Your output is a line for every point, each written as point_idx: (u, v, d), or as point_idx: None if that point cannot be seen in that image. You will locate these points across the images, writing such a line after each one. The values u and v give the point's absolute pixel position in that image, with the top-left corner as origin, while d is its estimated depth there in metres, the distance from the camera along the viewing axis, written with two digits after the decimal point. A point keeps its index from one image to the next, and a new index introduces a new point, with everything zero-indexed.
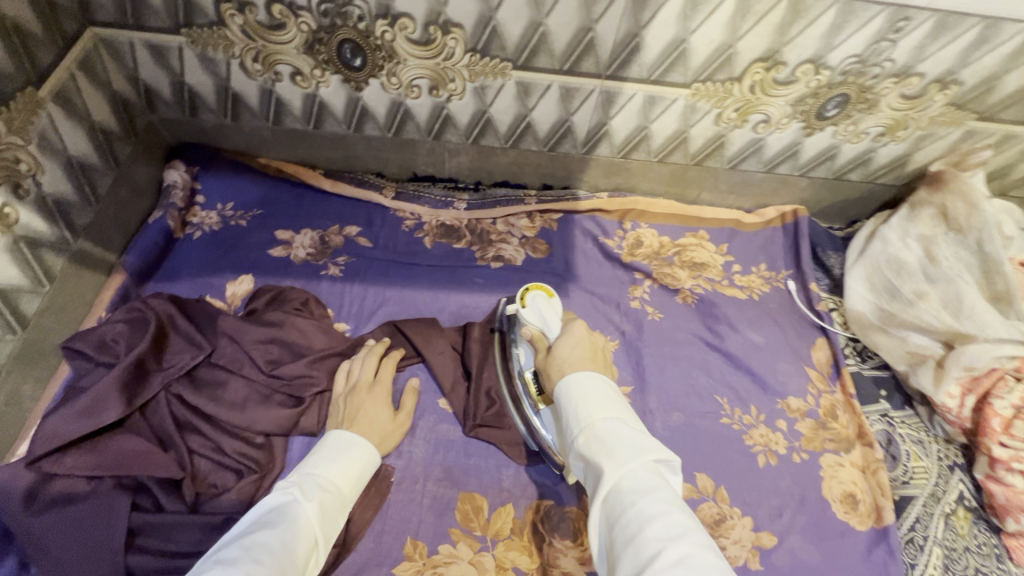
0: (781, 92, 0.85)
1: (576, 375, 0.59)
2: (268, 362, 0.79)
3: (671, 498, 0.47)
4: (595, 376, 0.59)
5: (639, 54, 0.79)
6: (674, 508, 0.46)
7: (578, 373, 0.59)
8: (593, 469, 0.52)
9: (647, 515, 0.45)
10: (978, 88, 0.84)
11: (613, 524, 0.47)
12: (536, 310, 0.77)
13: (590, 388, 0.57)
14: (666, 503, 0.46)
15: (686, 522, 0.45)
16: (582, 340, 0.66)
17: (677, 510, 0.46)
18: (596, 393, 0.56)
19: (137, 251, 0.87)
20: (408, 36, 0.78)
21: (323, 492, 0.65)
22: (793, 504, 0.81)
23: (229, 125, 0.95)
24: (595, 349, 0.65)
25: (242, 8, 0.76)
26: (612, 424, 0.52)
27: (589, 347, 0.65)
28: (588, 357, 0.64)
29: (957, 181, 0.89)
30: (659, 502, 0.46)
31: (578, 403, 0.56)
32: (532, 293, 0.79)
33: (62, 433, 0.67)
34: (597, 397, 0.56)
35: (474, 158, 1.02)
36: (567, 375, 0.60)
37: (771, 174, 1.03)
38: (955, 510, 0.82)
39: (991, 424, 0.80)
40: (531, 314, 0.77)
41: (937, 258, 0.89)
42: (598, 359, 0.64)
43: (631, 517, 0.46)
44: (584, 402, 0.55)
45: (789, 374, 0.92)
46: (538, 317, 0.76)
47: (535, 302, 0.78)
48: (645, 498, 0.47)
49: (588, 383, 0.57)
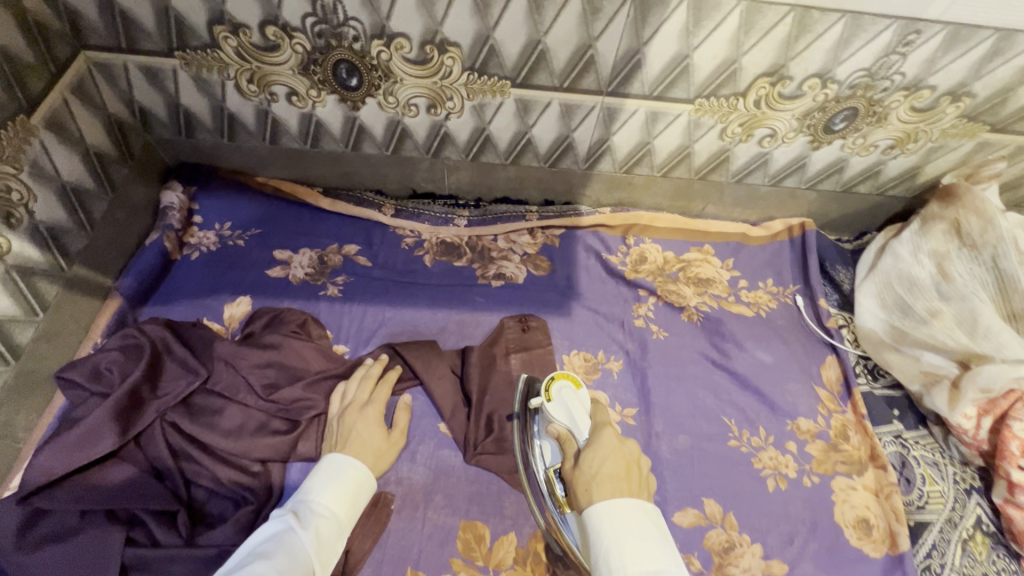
0: (787, 106, 0.83)
1: (606, 509, 0.57)
2: (265, 386, 0.78)
3: None
4: (631, 513, 0.57)
5: (641, 71, 0.77)
6: None
7: (610, 501, 0.58)
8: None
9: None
10: (991, 100, 0.81)
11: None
12: (564, 406, 0.72)
13: (625, 529, 0.55)
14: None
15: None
16: (613, 453, 0.64)
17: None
18: (631, 541, 0.54)
19: (133, 274, 0.86)
20: (404, 56, 0.77)
21: (318, 518, 0.65)
22: (804, 530, 0.79)
23: (226, 144, 0.94)
24: (626, 463, 0.63)
25: (235, 30, 0.75)
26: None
27: (621, 462, 0.63)
28: (621, 474, 0.61)
29: (970, 195, 0.87)
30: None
31: (612, 550, 0.54)
32: (558, 384, 0.75)
33: (56, 467, 0.66)
34: (632, 546, 0.54)
35: (474, 174, 1.00)
36: (598, 504, 0.58)
37: (777, 187, 1.00)
38: (972, 535, 0.79)
39: (1009, 447, 0.77)
40: (559, 411, 0.72)
41: (951, 275, 0.87)
42: (631, 476, 0.62)
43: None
44: (619, 552, 0.54)
45: (799, 394, 0.90)
46: (566, 415, 0.72)
47: (561, 394, 0.74)
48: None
49: (624, 526, 0.56)
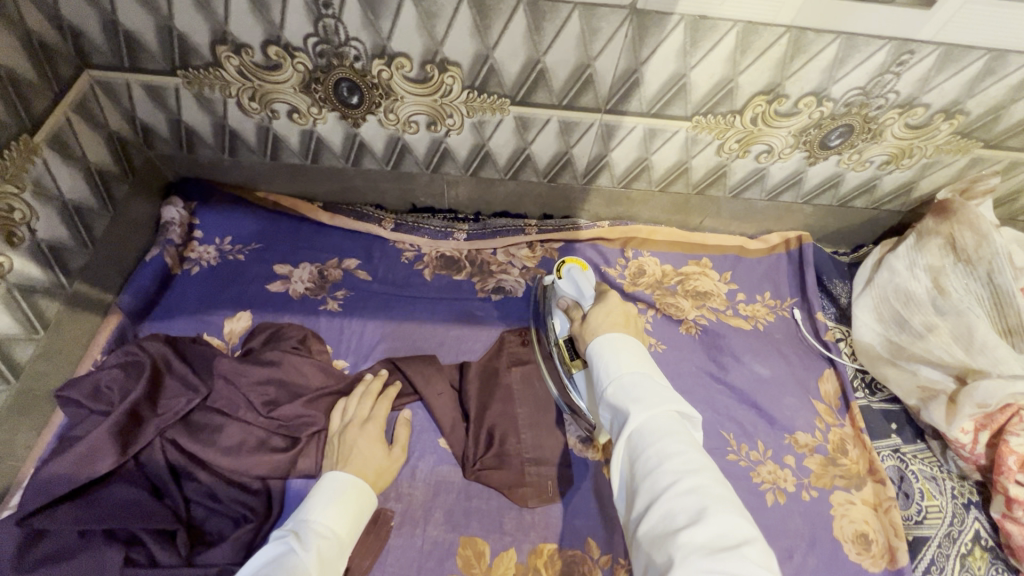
0: (783, 123, 0.84)
1: (608, 336, 0.64)
2: (265, 404, 0.78)
3: (691, 441, 0.51)
4: (625, 338, 0.64)
5: (639, 89, 0.78)
6: (692, 448, 0.50)
7: (610, 332, 0.65)
8: (618, 413, 0.56)
9: (665, 450, 0.50)
10: (985, 117, 0.82)
11: (634, 460, 0.52)
12: (572, 281, 0.84)
13: (622, 347, 0.61)
14: (683, 443, 0.50)
15: (701, 460, 0.49)
16: (615, 307, 0.72)
17: (694, 450, 0.50)
18: (626, 352, 0.61)
19: (133, 290, 0.87)
20: (405, 75, 0.78)
21: (320, 538, 0.64)
22: (803, 546, 0.79)
23: (227, 160, 0.95)
24: (627, 316, 0.71)
25: (237, 50, 0.75)
26: (639, 376, 0.57)
27: (622, 314, 0.70)
28: (621, 321, 0.69)
29: (965, 211, 0.87)
30: (678, 442, 0.50)
31: (609, 360, 0.61)
32: (568, 265, 0.86)
33: (54, 487, 0.66)
34: (626, 355, 0.60)
35: (473, 189, 1.01)
36: (600, 336, 0.66)
37: (774, 202, 1.01)
38: (971, 550, 0.79)
39: (1007, 462, 0.77)
40: (567, 286, 0.83)
41: (947, 290, 0.87)
42: (630, 325, 0.69)
43: (649, 453, 0.50)
44: (614, 359, 0.60)
45: (797, 409, 0.90)
46: (573, 287, 0.83)
47: (571, 274, 0.85)
48: (665, 437, 0.51)
49: (620, 344, 0.62)
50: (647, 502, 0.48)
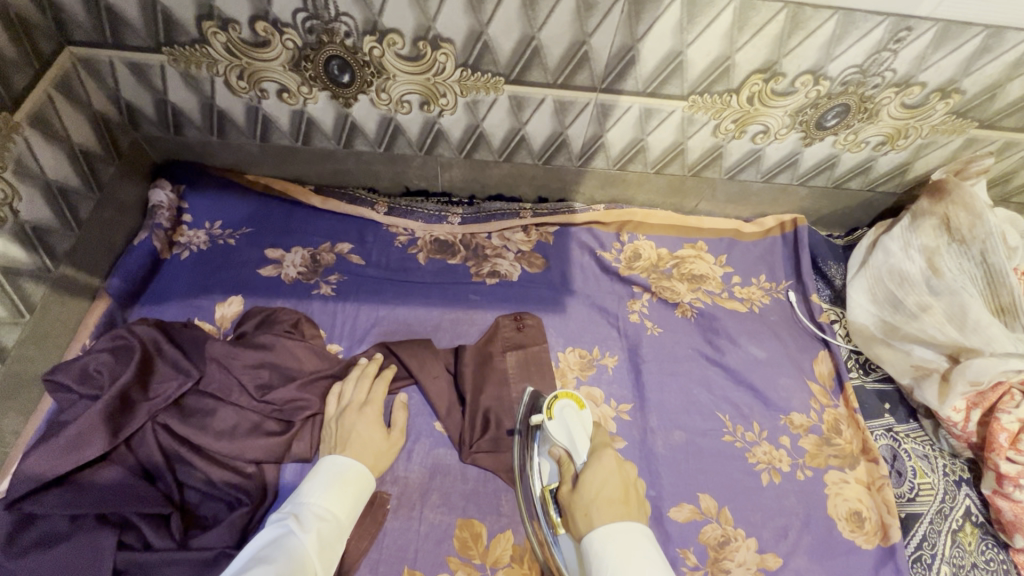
0: (779, 103, 0.83)
1: (611, 529, 0.56)
2: (258, 387, 0.77)
3: None
4: (629, 527, 0.56)
5: (634, 68, 0.77)
6: None
7: (615, 524, 0.56)
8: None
9: None
10: (981, 96, 0.82)
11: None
12: (564, 426, 0.71)
13: (632, 553, 0.53)
14: None
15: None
16: (613, 474, 0.63)
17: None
18: (636, 560, 0.52)
19: (122, 274, 0.85)
20: (397, 52, 0.76)
21: (321, 522, 0.64)
22: (798, 524, 0.79)
23: (215, 142, 0.93)
24: (626, 487, 0.61)
25: (224, 26, 0.73)
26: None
27: (621, 485, 0.61)
28: (619, 498, 0.60)
29: (959, 191, 0.87)
30: None
31: (616, 570, 0.52)
32: (560, 404, 0.74)
33: (41, 473, 0.65)
34: (636, 565, 0.52)
35: (467, 171, 1.00)
36: (598, 526, 0.57)
37: (770, 183, 1.01)
38: (962, 526, 0.80)
39: (998, 439, 0.78)
40: (558, 432, 0.71)
41: (941, 270, 0.88)
42: (629, 498, 0.60)
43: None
44: (623, 570, 0.52)
45: (792, 389, 0.90)
46: (565, 435, 0.71)
47: (563, 414, 0.73)
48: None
49: (626, 546, 0.54)
50: None
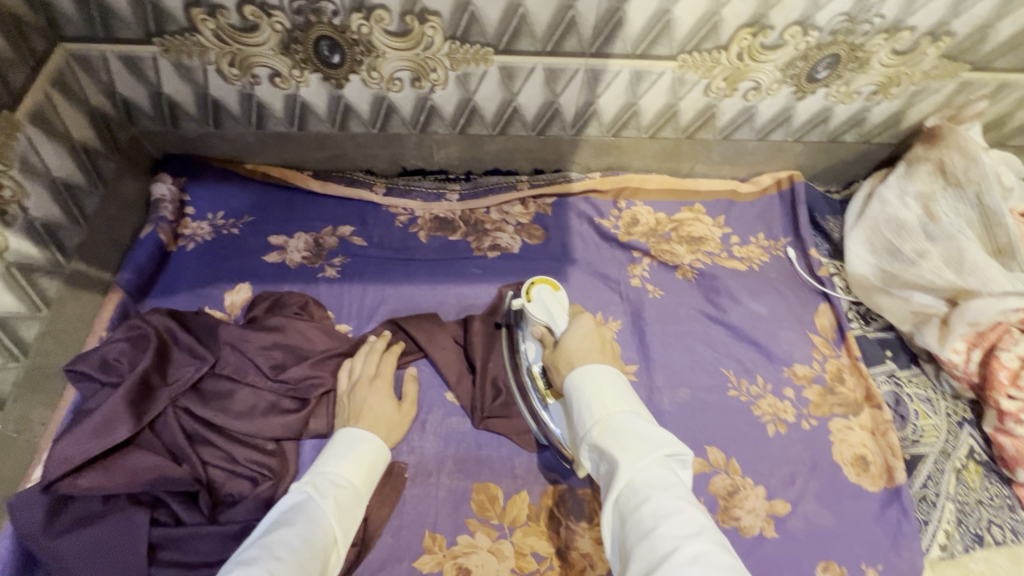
0: (769, 56, 0.83)
1: (587, 369, 0.60)
2: (272, 367, 0.80)
3: (686, 496, 0.48)
4: (605, 368, 0.60)
5: (623, 29, 0.78)
6: (688, 505, 0.47)
7: (592, 365, 0.61)
8: (608, 462, 0.53)
9: (662, 510, 0.46)
10: (971, 37, 0.82)
11: (625, 518, 0.49)
12: (542, 305, 0.74)
13: (606, 386, 0.57)
14: (681, 501, 0.47)
15: (701, 520, 0.46)
16: (591, 331, 0.67)
17: (691, 507, 0.47)
18: (610, 390, 0.57)
19: (132, 268, 0.87)
20: (385, 28, 0.77)
21: (338, 488, 0.67)
22: (805, 471, 0.82)
23: (212, 132, 0.94)
24: (603, 340, 0.66)
25: (213, 12, 0.74)
26: (627, 418, 0.54)
27: (598, 339, 0.66)
28: (596, 347, 0.65)
29: (954, 135, 0.88)
30: (675, 499, 0.47)
31: (592, 397, 0.57)
32: (536, 287, 0.76)
33: (73, 456, 0.67)
34: (610, 394, 0.57)
35: (463, 147, 1.01)
36: (577, 368, 0.61)
37: (765, 141, 1.01)
38: (966, 464, 0.83)
39: (998, 377, 0.80)
40: (537, 310, 0.74)
41: (937, 215, 0.88)
42: (607, 351, 0.65)
43: (645, 511, 0.47)
44: (598, 397, 0.57)
45: (794, 342, 0.92)
46: (544, 312, 0.73)
47: (541, 295, 0.75)
48: (661, 493, 0.48)
49: (603, 380, 0.58)
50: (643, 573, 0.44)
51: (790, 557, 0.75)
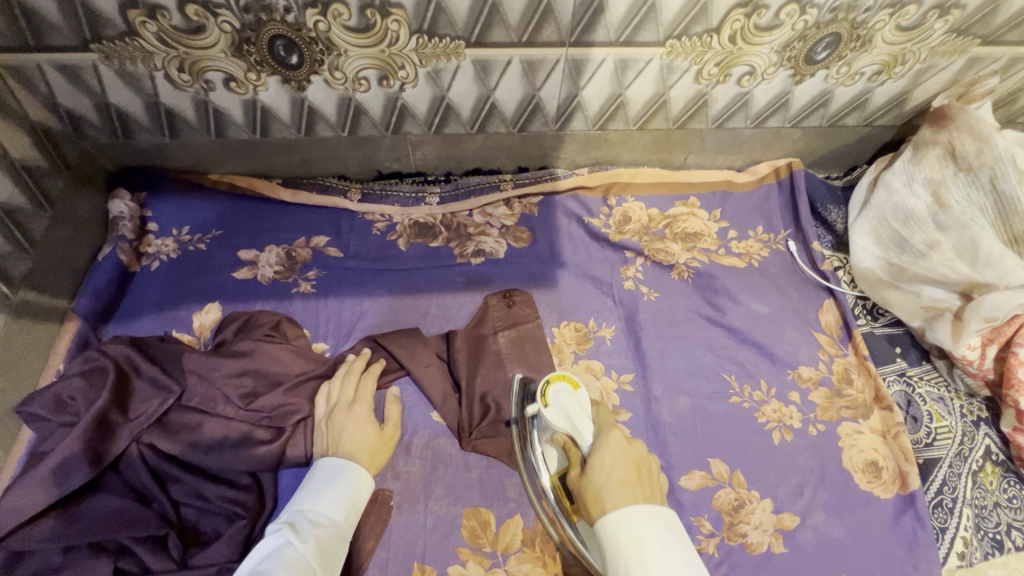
0: (764, 38, 0.77)
1: (622, 515, 0.51)
2: (243, 396, 0.74)
3: None
4: (644, 512, 0.51)
5: (604, 15, 0.71)
6: None
7: (628, 508, 0.52)
8: None
9: None
10: (982, 9, 0.76)
11: None
12: (561, 410, 0.65)
13: (649, 539, 0.49)
14: None
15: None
16: (621, 455, 0.58)
17: None
18: (652, 548, 0.49)
19: (89, 293, 0.82)
20: (344, 24, 0.70)
21: (317, 527, 0.62)
22: (813, 480, 0.77)
23: (169, 143, 0.87)
24: (638, 466, 0.57)
25: (152, 13, 0.67)
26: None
27: (633, 465, 0.56)
28: (633, 480, 0.55)
29: (964, 116, 0.82)
30: None
31: (633, 559, 0.48)
32: (553, 387, 0.67)
33: (25, 506, 0.63)
34: (654, 552, 0.48)
35: (440, 147, 0.94)
36: (611, 512, 0.52)
37: (761, 128, 0.95)
38: (982, 466, 0.78)
39: (1016, 374, 0.75)
40: (556, 417, 0.65)
41: (947, 203, 0.82)
42: (644, 476, 0.56)
43: None
44: (640, 559, 0.48)
45: (798, 342, 0.87)
46: (564, 418, 0.64)
47: (559, 398, 0.66)
48: None
49: (642, 533, 0.50)
50: None
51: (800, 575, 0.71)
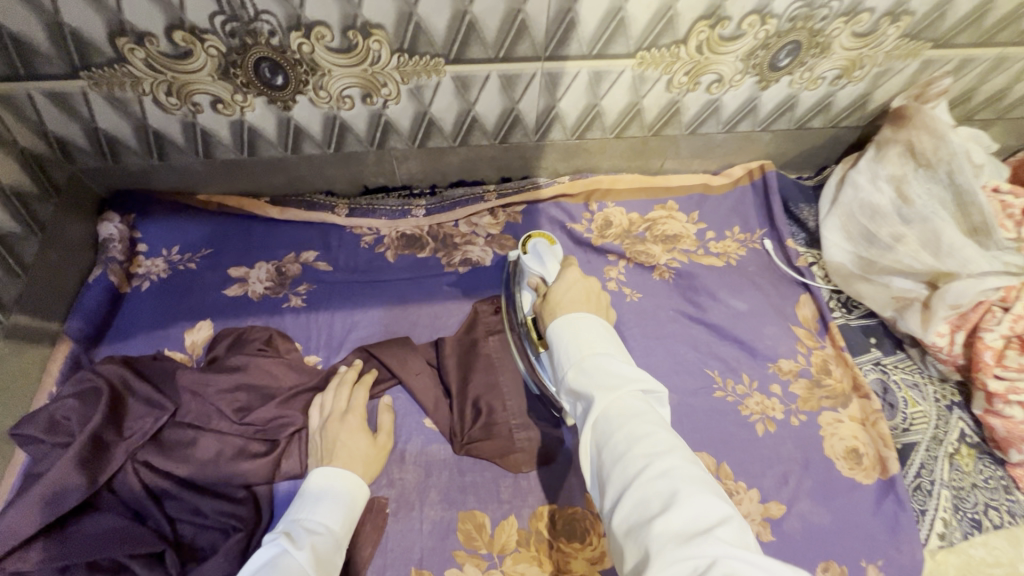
0: (728, 48, 0.81)
1: (568, 316, 0.60)
2: (237, 410, 0.75)
3: (658, 421, 0.49)
4: (585, 314, 0.60)
5: (576, 30, 0.75)
6: (661, 429, 0.48)
7: (572, 313, 0.60)
8: (585, 400, 0.53)
9: (634, 435, 0.47)
10: (931, 15, 0.81)
11: (602, 447, 0.49)
12: (536, 255, 0.81)
13: (583, 327, 0.57)
14: (652, 425, 0.48)
15: (670, 440, 0.47)
16: (576, 284, 0.67)
17: (663, 430, 0.48)
18: (585, 332, 0.57)
19: (81, 315, 0.83)
20: (327, 45, 0.73)
21: (313, 535, 0.63)
22: (797, 468, 0.80)
23: (158, 165, 0.89)
24: (590, 294, 0.66)
25: (141, 40, 0.70)
26: (601, 357, 0.54)
27: (585, 292, 0.66)
28: (581, 300, 0.64)
29: (920, 115, 0.87)
30: (647, 424, 0.48)
31: (569, 342, 0.57)
32: (533, 241, 0.83)
33: (22, 527, 0.63)
34: (586, 336, 0.56)
35: (425, 161, 0.97)
36: (560, 315, 0.61)
37: (732, 132, 0.99)
38: (958, 449, 0.81)
39: (984, 358, 0.79)
40: (533, 261, 0.80)
41: (910, 198, 0.86)
42: (593, 301, 0.65)
43: (619, 438, 0.47)
44: (574, 341, 0.56)
45: (777, 336, 0.90)
46: (538, 262, 0.80)
47: (536, 248, 0.82)
48: (635, 420, 0.48)
49: (578, 324, 0.58)
50: (619, 490, 0.45)
51: (788, 561, 0.73)
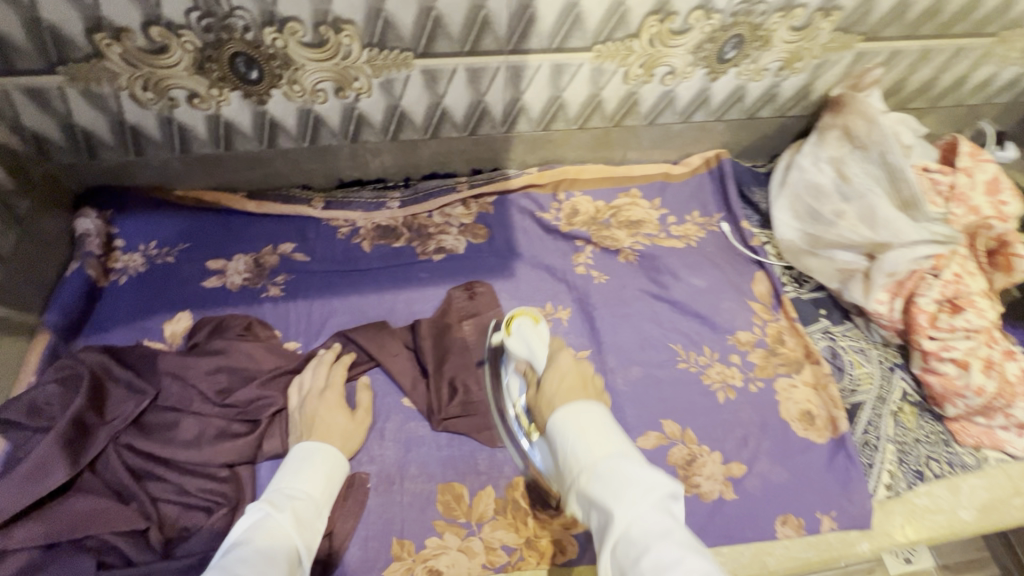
0: (677, 41, 0.88)
1: (572, 406, 0.61)
2: (218, 392, 0.78)
3: (684, 541, 0.48)
4: (591, 406, 0.61)
5: (536, 25, 0.80)
6: (688, 551, 0.47)
7: (574, 403, 0.61)
8: (600, 512, 0.52)
9: (663, 560, 0.46)
10: (858, 10, 0.89)
11: (626, 570, 0.48)
12: (521, 339, 0.75)
13: (592, 427, 0.58)
14: (679, 548, 0.47)
15: (701, 566, 0.46)
16: (569, 371, 0.69)
17: (691, 554, 0.47)
18: (593, 432, 0.57)
19: (58, 308, 0.84)
20: (299, 40, 0.77)
21: (295, 500, 0.65)
22: (756, 431, 0.85)
23: (134, 161, 0.91)
24: (584, 378, 0.68)
25: (117, 36, 0.73)
26: (616, 461, 0.54)
27: (578, 377, 0.67)
28: (578, 386, 0.65)
29: (854, 102, 0.95)
30: (674, 547, 0.47)
31: (578, 441, 0.57)
32: (517, 320, 0.78)
33: (7, 506, 0.65)
34: (595, 436, 0.57)
35: (398, 155, 1.01)
36: (560, 408, 0.61)
37: (688, 122, 1.05)
38: (901, 407, 0.88)
39: (919, 321, 0.86)
40: (517, 345, 0.75)
41: (849, 176, 0.93)
42: (588, 388, 0.66)
43: (645, 564, 0.46)
44: (583, 440, 0.57)
45: (734, 310, 0.96)
46: (524, 346, 0.75)
47: (520, 330, 0.76)
48: (659, 543, 0.47)
49: (585, 422, 0.59)
50: None
51: (748, 516, 0.78)
